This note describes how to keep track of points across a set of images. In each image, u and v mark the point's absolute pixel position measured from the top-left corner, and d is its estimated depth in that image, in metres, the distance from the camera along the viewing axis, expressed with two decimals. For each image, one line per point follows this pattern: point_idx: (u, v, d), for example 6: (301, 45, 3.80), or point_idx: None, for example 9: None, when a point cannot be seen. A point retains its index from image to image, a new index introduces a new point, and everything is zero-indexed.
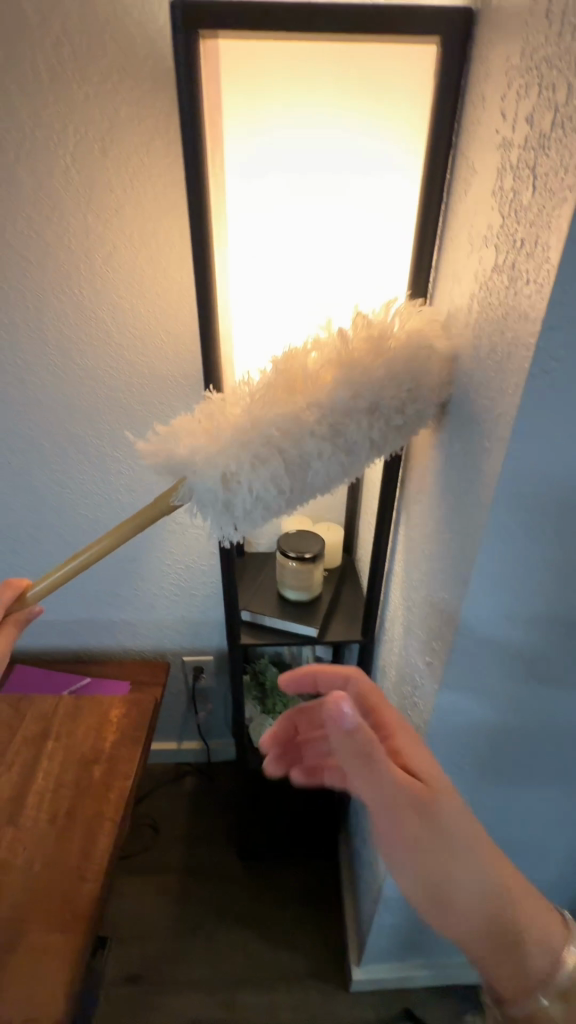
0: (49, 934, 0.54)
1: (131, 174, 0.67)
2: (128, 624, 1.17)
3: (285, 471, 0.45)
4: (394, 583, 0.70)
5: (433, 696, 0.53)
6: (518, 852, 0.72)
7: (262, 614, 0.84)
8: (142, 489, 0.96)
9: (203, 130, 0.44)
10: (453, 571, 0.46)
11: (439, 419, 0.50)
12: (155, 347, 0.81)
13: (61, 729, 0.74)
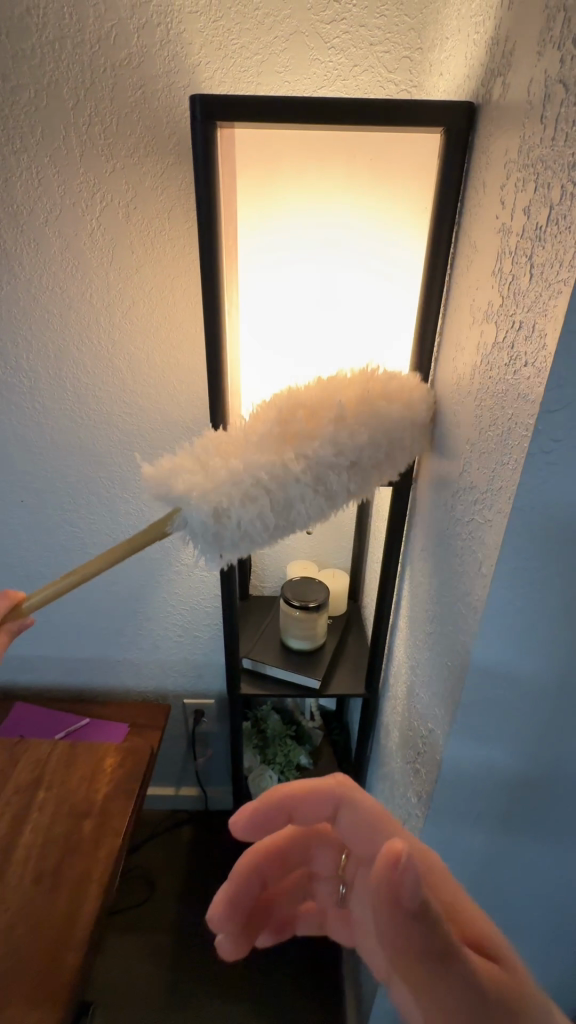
0: (27, 1009, 0.52)
1: (152, 237, 0.71)
2: (130, 664, 1.16)
3: (269, 508, 0.46)
4: (399, 639, 0.69)
5: (436, 768, 0.51)
6: (530, 941, 0.67)
7: (263, 664, 0.83)
8: (149, 530, 0.97)
9: (218, 207, 0.47)
10: (455, 640, 0.45)
11: (443, 481, 0.50)
12: (168, 395, 0.83)
13: (53, 778, 0.72)
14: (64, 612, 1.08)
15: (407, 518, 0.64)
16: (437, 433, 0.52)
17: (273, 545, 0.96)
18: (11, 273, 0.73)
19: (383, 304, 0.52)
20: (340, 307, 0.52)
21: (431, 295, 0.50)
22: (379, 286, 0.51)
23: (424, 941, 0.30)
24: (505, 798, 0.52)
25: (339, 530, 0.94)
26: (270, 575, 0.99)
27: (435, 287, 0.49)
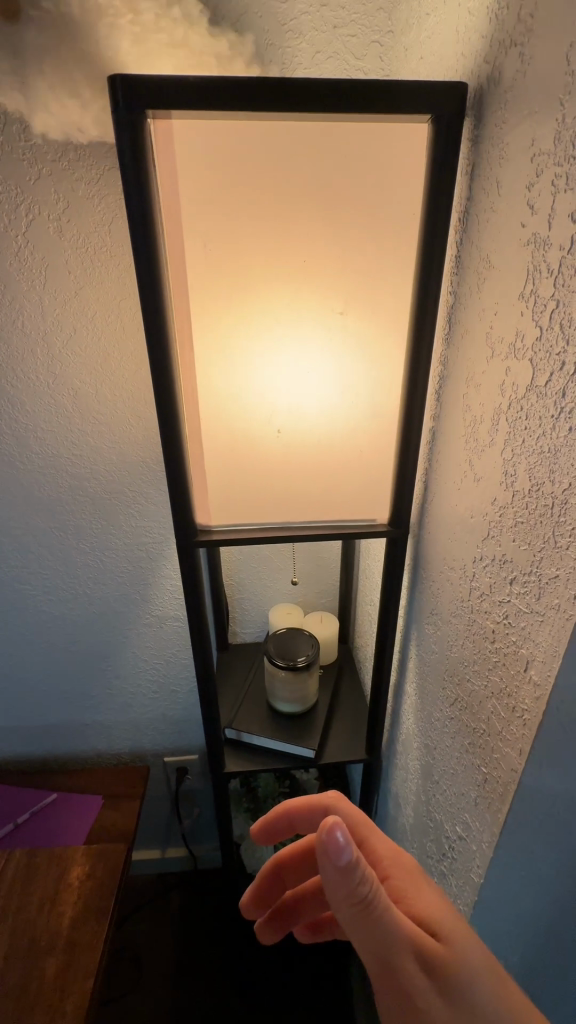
0: None
1: (91, 255, 0.61)
2: (101, 726, 1.04)
3: None
4: (406, 705, 0.60)
5: (471, 891, 0.42)
6: None
7: (251, 733, 0.73)
8: (112, 581, 0.86)
9: (162, 219, 0.37)
10: (490, 743, 0.37)
11: (458, 540, 0.42)
12: (122, 431, 0.73)
13: (8, 901, 0.60)
14: (20, 678, 0.95)
15: (408, 572, 0.55)
16: (446, 479, 0.44)
17: (253, 591, 0.86)
18: None
19: (372, 321, 0.43)
20: (320, 334, 0.43)
21: (429, 310, 0.41)
22: (367, 305, 0.42)
23: (350, 892, 0.32)
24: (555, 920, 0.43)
25: (324, 568, 0.85)
26: (251, 622, 0.90)
27: (433, 301, 0.41)
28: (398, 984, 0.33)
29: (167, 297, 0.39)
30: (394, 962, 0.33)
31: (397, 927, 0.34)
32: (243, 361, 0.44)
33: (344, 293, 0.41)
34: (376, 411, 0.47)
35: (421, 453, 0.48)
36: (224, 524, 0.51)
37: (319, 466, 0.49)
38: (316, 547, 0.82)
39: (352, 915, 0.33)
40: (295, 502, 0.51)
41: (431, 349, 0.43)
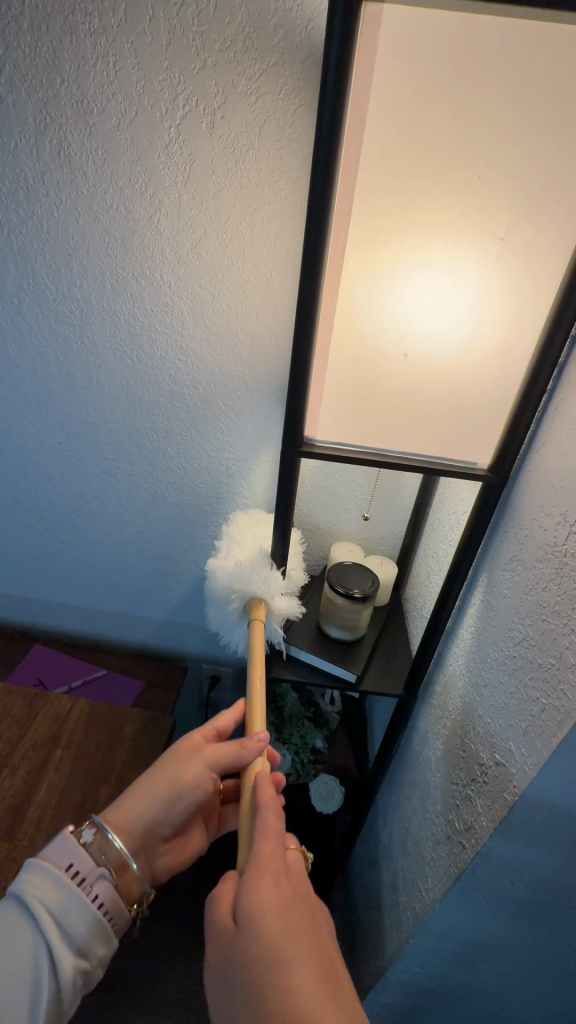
0: None
1: (237, 157, 0.61)
2: (152, 622, 1.13)
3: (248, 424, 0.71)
4: (457, 648, 0.62)
5: (500, 811, 0.45)
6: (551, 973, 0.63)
7: (298, 649, 0.79)
8: (190, 489, 0.91)
9: (343, 118, 0.37)
10: (557, 674, 0.39)
11: (564, 487, 0.43)
12: (229, 344, 0.75)
13: (73, 736, 0.71)
14: (91, 562, 1.04)
15: (490, 524, 0.56)
16: (565, 427, 0.44)
17: (319, 523, 0.89)
18: (73, 183, 0.64)
19: (525, 252, 0.42)
20: (468, 262, 0.43)
21: None
22: (526, 233, 0.41)
23: (225, 961, 0.41)
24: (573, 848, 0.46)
25: (392, 514, 0.87)
26: (309, 553, 0.93)
27: None
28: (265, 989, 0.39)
29: (330, 202, 0.40)
30: (238, 993, 0.39)
31: (255, 989, 0.39)
32: (386, 280, 0.44)
33: (504, 218, 0.41)
34: (501, 353, 0.47)
35: (539, 402, 0.47)
36: (325, 441, 0.53)
37: (433, 396, 0.50)
38: (392, 489, 0.83)
39: (224, 978, 0.41)
40: (397, 430, 0.52)
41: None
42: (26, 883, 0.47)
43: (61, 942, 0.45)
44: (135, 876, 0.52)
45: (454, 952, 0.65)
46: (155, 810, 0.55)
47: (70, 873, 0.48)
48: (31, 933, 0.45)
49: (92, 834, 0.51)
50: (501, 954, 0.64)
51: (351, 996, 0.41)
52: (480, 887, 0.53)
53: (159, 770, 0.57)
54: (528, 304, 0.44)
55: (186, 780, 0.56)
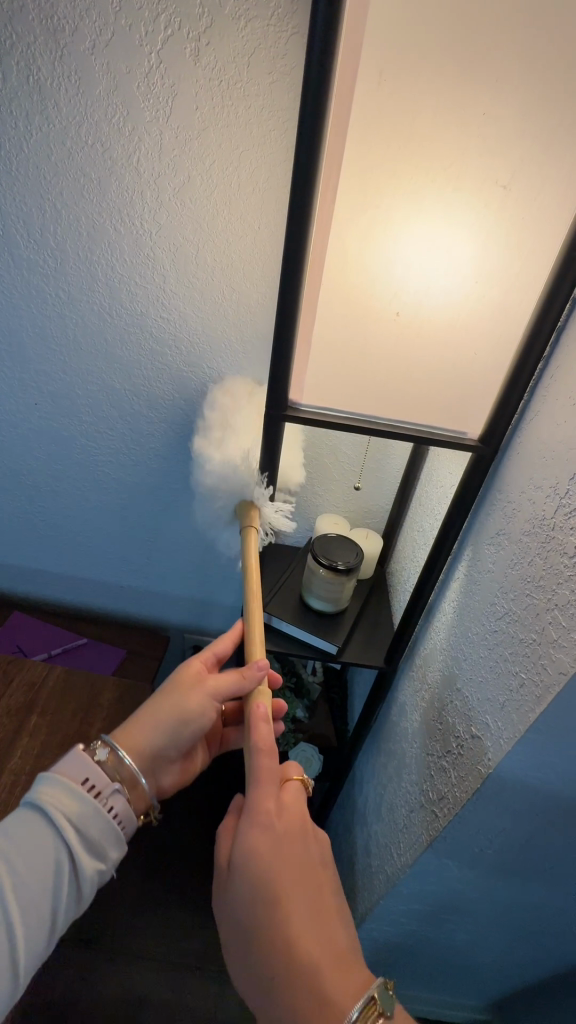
0: None
1: (224, 92, 0.56)
2: (134, 591, 1.11)
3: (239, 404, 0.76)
4: (438, 622, 0.61)
5: (474, 782, 0.45)
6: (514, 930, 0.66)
7: (280, 620, 0.78)
8: (172, 456, 0.88)
9: (335, 41, 0.34)
10: (538, 649, 0.38)
11: (555, 459, 0.41)
12: (214, 303, 0.71)
13: (48, 703, 0.70)
14: (71, 529, 1.01)
15: (478, 496, 0.54)
16: (559, 398, 0.42)
17: (304, 494, 0.88)
18: (44, 114, 0.58)
19: (529, 206, 0.39)
20: (468, 213, 0.40)
21: None
22: (532, 180, 0.38)
23: (227, 909, 0.43)
24: (542, 818, 0.46)
25: (379, 485, 0.85)
26: (294, 524, 0.92)
27: None
28: (266, 939, 0.40)
29: (320, 138, 0.37)
30: (240, 938, 0.42)
31: (255, 935, 0.41)
32: (379, 230, 0.41)
33: (509, 162, 0.38)
34: (497, 315, 0.44)
35: (534, 369, 0.45)
36: (311, 406, 0.51)
37: (426, 362, 0.48)
38: (380, 459, 0.81)
39: (228, 924, 0.43)
40: (386, 396, 0.50)
41: None
42: (42, 793, 0.44)
43: (78, 840, 0.43)
44: (149, 792, 0.49)
45: (422, 912, 0.67)
46: (172, 708, 0.52)
47: (87, 789, 0.45)
48: (48, 833, 0.42)
49: (105, 753, 0.48)
50: (468, 914, 0.66)
51: (338, 912, 0.43)
52: (450, 853, 0.54)
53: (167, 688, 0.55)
54: (528, 264, 0.42)
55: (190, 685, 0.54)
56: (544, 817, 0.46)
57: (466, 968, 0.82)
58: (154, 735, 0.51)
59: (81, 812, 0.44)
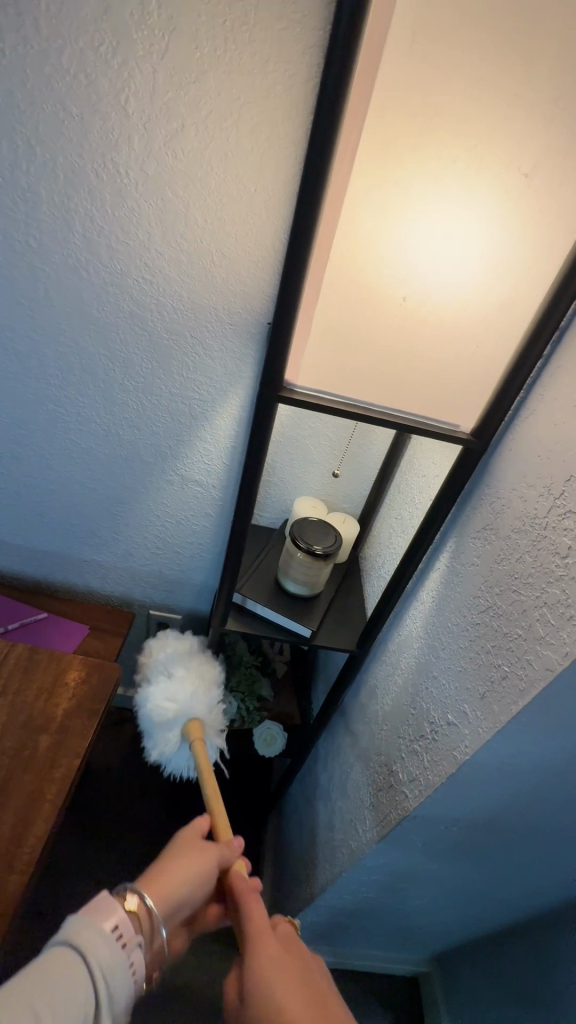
0: None
1: (227, 36, 0.51)
2: (99, 566, 1.07)
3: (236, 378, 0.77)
4: (415, 610, 0.62)
5: (447, 766, 0.47)
6: (464, 892, 0.71)
7: (254, 603, 0.77)
8: (148, 429, 0.84)
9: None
10: (523, 646, 0.39)
11: (549, 462, 0.41)
12: (201, 269, 0.67)
13: (10, 683, 0.67)
14: (33, 499, 0.95)
15: (465, 488, 0.55)
16: (555, 401, 0.42)
17: (284, 475, 0.86)
18: (20, 32, 0.51)
19: (546, 201, 0.38)
20: (486, 200, 0.39)
21: None
22: (553, 172, 0.37)
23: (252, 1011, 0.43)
24: (505, 798, 0.49)
25: (358, 471, 0.85)
26: (271, 505, 0.90)
27: None
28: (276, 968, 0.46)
29: (344, 99, 0.34)
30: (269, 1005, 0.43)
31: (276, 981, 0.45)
32: (393, 210, 0.39)
33: (533, 149, 0.36)
34: (501, 311, 0.44)
35: (533, 367, 0.45)
36: (305, 390, 0.49)
37: (426, 352, 0.47)
38: (362, 443, 0.81)
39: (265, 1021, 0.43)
40: (382, 384, 0.49)
41: None
42: (70, 934, 0.41)
43: (107, 983, 0.40)
44: (166, 948, 0.46)
45: (381, 881, 0.70)
46: (191, 871, 0.50)
47: (117, 938, 0.42)
48: (79, 970, 0.39)
49: (135, 902, 0.45)
50: (424, 882, 0.70)
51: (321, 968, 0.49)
52: (413, 829, 0.56)
53: (172, 852, 0.52)
54: (538, 262, 0.41)
55: (198, 848, 0.53)
56: (507, 798, 0.49)
57: (414, 928, 0.88)
58: (178, 892, 0.49)
59: (110, 964, 0.41)
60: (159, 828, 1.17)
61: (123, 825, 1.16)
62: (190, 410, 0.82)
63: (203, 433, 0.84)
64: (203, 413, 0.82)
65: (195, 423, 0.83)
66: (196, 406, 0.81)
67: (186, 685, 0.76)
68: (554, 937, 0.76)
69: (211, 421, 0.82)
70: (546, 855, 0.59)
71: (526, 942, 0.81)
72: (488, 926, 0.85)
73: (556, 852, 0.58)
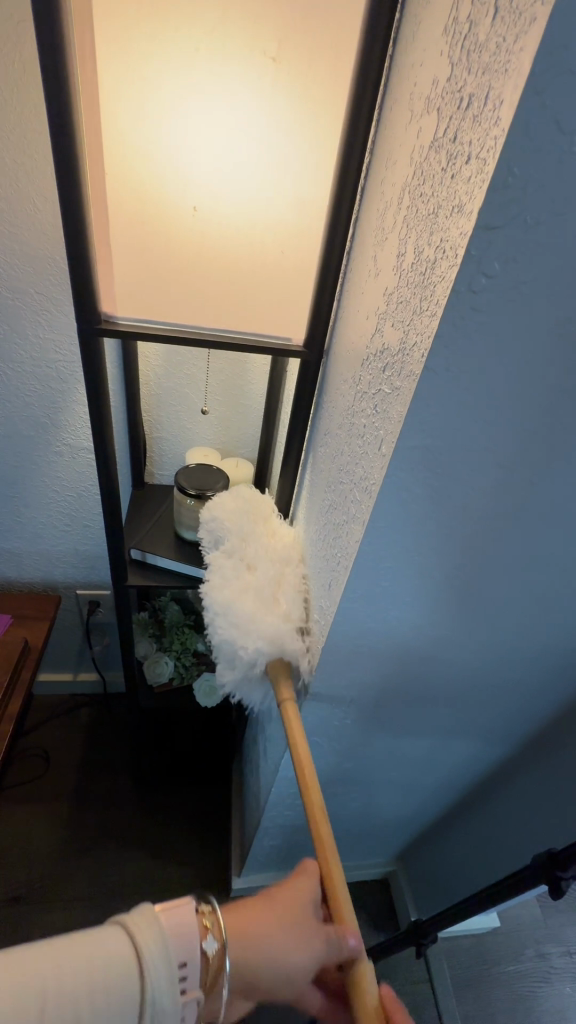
0: None
1: None
2: (11, 554, 1.04)
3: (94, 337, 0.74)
4: (297, 530, 0.64)
5: (317, 658, 0.50)
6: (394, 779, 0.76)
7: (155, 555, 0.77)
8: (20, 401, 0.81)
9: None
10: (346, 527, 0.41)
11: (354, 348, 0.42)
12: (27, 218, 0.63)
13: None
14: None
15: (314, 399, 0.56)
16: (355, 289, 0.43)
17: (172, 426, 0.85)
18: None
19: (305, 87, 0.39)
20: (245, 89, 0.38)
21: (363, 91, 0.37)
22: (300, 55, 0.37)
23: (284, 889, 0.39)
24: (382, 676, 0.52)
25: (246, 412, 0.85)
26: (169, 460, 0.89)
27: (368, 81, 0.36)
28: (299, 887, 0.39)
29: None
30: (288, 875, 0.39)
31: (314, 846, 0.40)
32: (156, 111, 0.39)
33: (275, 28, 0.36)
34: (297, 208, 0.44)
35: (340, 263, 0.46)
36: (129, 316, 0.48)
37: (237, 264, 0.47)
38: (241, 381, 0.80)
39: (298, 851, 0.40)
40: (203, 303, 0.48)
41: (361, 139, 0.39)
42: (133, 922, 0.31)
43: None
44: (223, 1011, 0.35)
45: (315, 788, 0.74)
46: (294, 943, 0.35)
47: (179, 982, 0.31)
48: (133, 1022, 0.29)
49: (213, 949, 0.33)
50: (357, 780, 0.74)
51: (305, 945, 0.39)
52: (318, 726, 0.60)
53: (280, 899, 0.38)
54: (317, 151, 0.41)
55: (295, 915, 0.37)
56: (384, 676, 0.52)
57: (369, 830, 0.94)
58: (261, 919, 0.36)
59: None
60: (126, 798, 1.17)
61: (87, 802, 1.15)
62: (58, 377, 0.79)
63: (78, 399, 0.82)
64: (73, 378, 0.79)
65: (68, 389, 0.80)
66: (64, 373, 0.79)
67: (258, 633, 0.53)
68: (488, 806, 0.84)
69: (85, 384, 0.80)
70: (446, 726, 0.64)
71: (468, 818, 0.88)
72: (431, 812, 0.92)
73: (455, 721, 0.63)
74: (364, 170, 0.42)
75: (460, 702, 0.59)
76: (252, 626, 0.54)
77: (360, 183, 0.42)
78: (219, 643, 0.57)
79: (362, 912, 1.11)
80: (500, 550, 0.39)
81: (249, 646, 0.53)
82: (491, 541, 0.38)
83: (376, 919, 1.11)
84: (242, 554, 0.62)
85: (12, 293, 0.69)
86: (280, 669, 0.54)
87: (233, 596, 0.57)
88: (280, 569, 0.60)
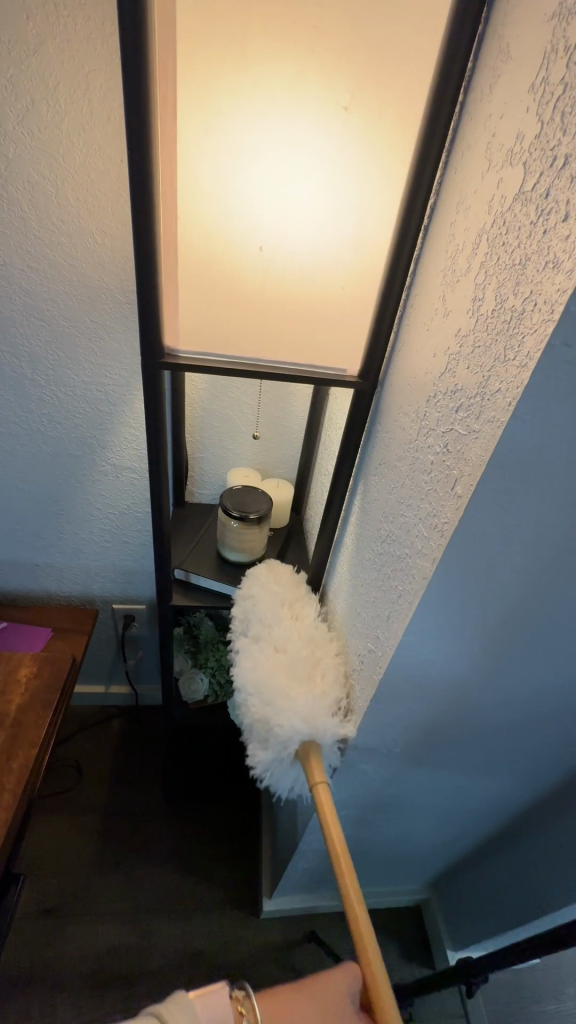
0: None
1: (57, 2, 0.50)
2: (53, 567, 1.06)
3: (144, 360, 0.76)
4: (343, 556, 0.65)
5: (372, 689, 0.50)
6: (435, 807, 0.74)
7: (198, 574, 0.78)
8: (69, 422, 0.83)
9: None
10: (410, 561, 0.41)
11: (417, 383, 0.43)
12: (87, 251, 0.66)
13: None
14: None
15: (365, 428, 0.56)
16: (417, 326, 0.43)
17: (214, 447, 0.86)
18: None
19: (373, 134, 0.40)
20: (316, 137, 0.40)
21: (432, 139, 0.37)
22: (371, 105, 0.38)
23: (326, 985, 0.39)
24: (434, 709, 0.52)
25: (286, 434, 0.86)
26: (209, 480, 0.91)
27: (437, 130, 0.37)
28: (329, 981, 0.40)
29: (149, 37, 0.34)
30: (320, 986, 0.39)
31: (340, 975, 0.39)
32: (229, 162, 0.41)
33: (347, 81, 0.37)
34: (359, 247, 0.45)
35: (398, 300, 0.46)
36: (190, 349, 0.49)
37: (298, 300, 0.48)
38: (283, 405, 0.81)
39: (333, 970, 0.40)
40: (262, 336, 0.49)
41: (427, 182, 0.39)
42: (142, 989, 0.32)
43: None
44: None
45: (355, 814, 0.73)
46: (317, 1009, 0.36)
47: None
48: None
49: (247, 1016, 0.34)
50: (397, 807, 0.73)
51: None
52: (363, 754, 0.59)
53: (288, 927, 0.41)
54: (381, 194, 0.42)
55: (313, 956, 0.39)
56: (435, 708, 0.52)
57: (404, 857, 0.92)
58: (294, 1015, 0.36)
59: None
60: (156, 812, 1.17)
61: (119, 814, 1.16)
62: (107, 399, 0.81)
63: (124, 420, 0.84)
64: (121, 401, 0.81)
65: (115, 411, 0.83)
66: (113, 396, 0.81)
67: (294, 711, 0.54)
68: (529, 840, 0.81)
69: (132, 406, 0.82)
70: (492, 759, 0.63)
71: (507, 850, 0.86)
72: (469, 841, 0.89)
73: (502, 755, 0.62)
74: (428, 211, 0.42)
75: (509, 736, 0.57)
76: (279, 699, 0.55)
77: (424, 223, 0.42)
78: (250, 719, 0.57)
79: (392, 941, 1.08)
80: (569, 590, 0.38)
81: (285, 727, 0.53)
82: (560, 582, 0.37)
83: (407, 948, 1.08)
84: (268, 632, 0.62)
85: (68, 319, 0.72)
86: (314, 747, 0.54)
87: (267, 673, 0.57)
88: (309, 646, 0.60)
